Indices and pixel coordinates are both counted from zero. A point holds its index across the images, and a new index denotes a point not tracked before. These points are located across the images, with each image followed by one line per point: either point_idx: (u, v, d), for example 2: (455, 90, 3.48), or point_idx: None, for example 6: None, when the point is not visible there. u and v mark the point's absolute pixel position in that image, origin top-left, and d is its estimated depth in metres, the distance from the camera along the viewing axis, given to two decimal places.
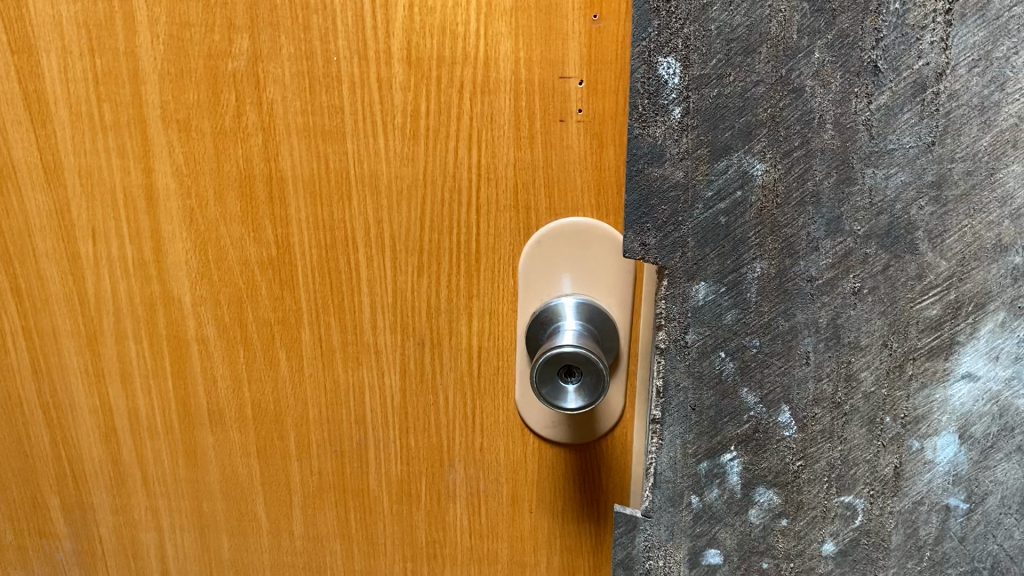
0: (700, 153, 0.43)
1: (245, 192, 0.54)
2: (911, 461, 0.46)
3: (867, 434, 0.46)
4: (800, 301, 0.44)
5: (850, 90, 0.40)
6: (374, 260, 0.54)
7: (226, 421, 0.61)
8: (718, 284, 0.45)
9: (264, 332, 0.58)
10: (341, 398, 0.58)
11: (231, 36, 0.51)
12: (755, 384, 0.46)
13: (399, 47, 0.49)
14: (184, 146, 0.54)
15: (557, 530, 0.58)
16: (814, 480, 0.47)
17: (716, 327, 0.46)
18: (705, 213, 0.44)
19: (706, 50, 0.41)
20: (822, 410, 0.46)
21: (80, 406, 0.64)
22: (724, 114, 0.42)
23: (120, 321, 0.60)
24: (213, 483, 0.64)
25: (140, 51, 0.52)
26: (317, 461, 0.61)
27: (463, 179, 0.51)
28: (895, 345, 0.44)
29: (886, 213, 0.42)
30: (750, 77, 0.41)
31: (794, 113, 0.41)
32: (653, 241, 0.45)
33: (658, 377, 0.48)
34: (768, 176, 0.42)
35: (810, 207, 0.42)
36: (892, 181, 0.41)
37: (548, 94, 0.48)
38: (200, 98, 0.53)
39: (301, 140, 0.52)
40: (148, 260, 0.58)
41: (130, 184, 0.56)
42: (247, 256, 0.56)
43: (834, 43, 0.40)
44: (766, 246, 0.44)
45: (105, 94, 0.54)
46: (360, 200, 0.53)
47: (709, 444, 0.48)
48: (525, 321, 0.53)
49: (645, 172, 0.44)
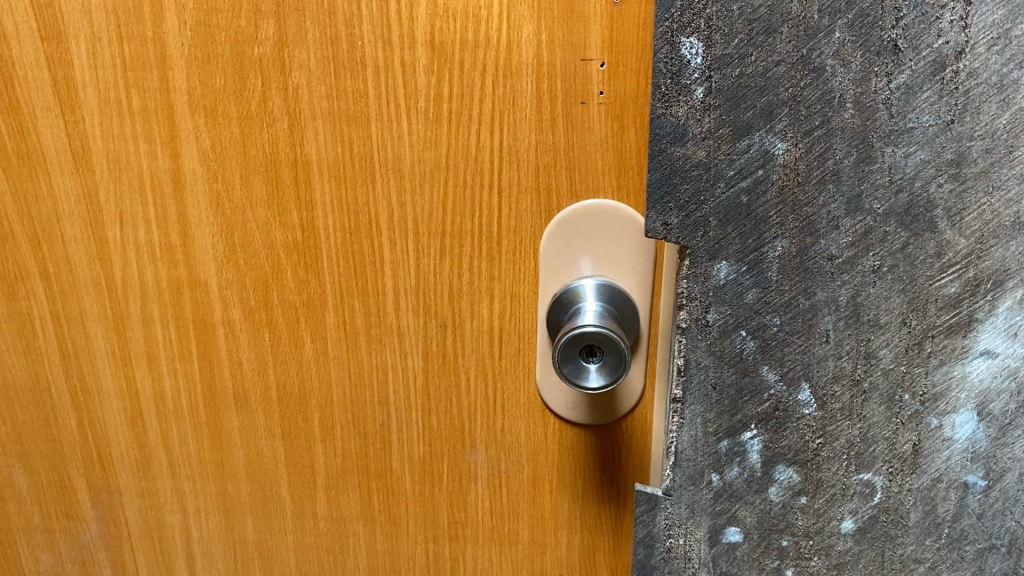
0: (722, 133, 0.43)
1: (271, 176, 0.55)
2: (930, 438, 0.47)
3: (886, 412, 0.47)
4: (820, 280, 0.45)
5: (870, 69, 0.41)
6: (397, 243, 0.55)
7: (251, 403, 0.62)
8: (739, 263, 0.45)
9: (288, 316, 0.59)
10: (364, 380, 0.59)
11: (257, 21, 0.51)
12: (776, 362, 0.47)
13: (423, 31, 0.49)
14: (211, 131, 0.55)
15: (578, 509, 0.59)
16: (833, 458, 0.48)
17: (737, 306, 0.46)
18: (727, 192, 0.44)
19: (728, 30, 0.41)
20: (841, 388, 0.47)
21: (107, 390, 0.65)
22: (745, 94, 0.42)
23: (147, 304, 0.61)
24: (238, 465, 0.64)
25: (167, 36, 0.53)
26: (340, 444, 0.61)
27: (486, 161, 0.52)
28: (914, 323, 0.45)
29: (906, 191, 0.43)
30: (772, 56, 0.41)
31: (814, 93, 0.42)
32: (675, 221, 0.45)
33: (679, 356, 0.49)
34: (790, 155, 0.43)
35: (830, 185, 0.43)
36: (911, 159, 0.42)
37: (570, 77, 0.49)
38: (226, 83, 0.54)
39: (327, 125, 0.53)
40: (174, 244, 0.59)
41: (157, 169, 0.57)
42: (273, 240, 0.57)
43: (855, 23, 0.40)
44: (786, 225, 0.44)
45: (133, 80, 0.55)
46: (384, 183, 0.54)
47: (729, 423, 0.49)
48: (545, 304, 0.54)
49: (667, 152, 0.44)
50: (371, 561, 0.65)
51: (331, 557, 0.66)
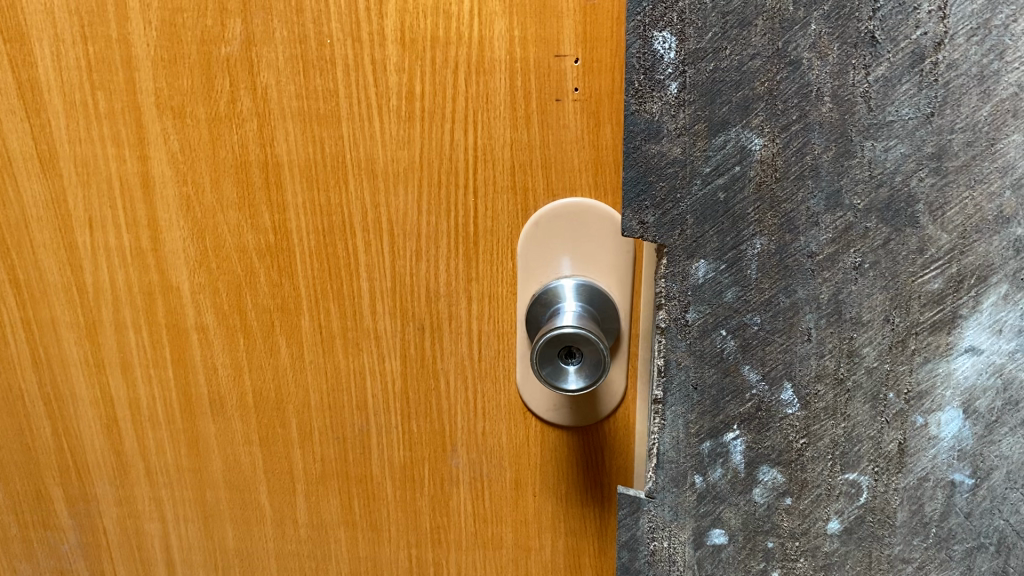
0: (697, 129, 0.42)
1: (242, 178, 0.54)
2: (915, 437, 0.46)
3: (871, 411, 0.46)
4: (801, 277, 0.44)
5: (847, 61, 0.40)
6: (372, 244, 0.54)
7: (227, 409, 0.61)
8: (718, 261, 0.44)
9: (263, 320, 0.58)
10: (342, 384, 0.58)
11: (224, 20, 0.50)
12: (757, 362, 0.46)
13: (392, 28, 0.49)
14: (180, 134, 0.54)
15: (562, 512, 0.58)
16: (817, 457, 0.47)
17: (717, 305, 0.45)
18: (704, 189, 0.43)
19: (701, 24, 0.40)
20: (824, 387, 0.46)
21: (81, 397, 0.64)
22: (720, 88, 0.41)
23: (119, 310, 0.60)
24: (216, 473, 0.64)
25: (133, 37, 0.52)
26: (319, 449, 0.61)
27: (460, 161, 0.51)
28: (897, 320, 0.44)
29: (886, 185, 0.42)
30: (747, 50, 0.40)
31: (791, 87, 0.41)
32: (651, 220, 0.45)
33: (659, 356, 0.48)
34: (767, 150, 0.42)
35: (809, 180, 0.42)
36: (891, 153, 0.41)
37: (544, 73, 0.48)
38: (194, 84, 0.53)
39: (297, 125, 0.52)
40: (145, 248, 0.58)
41: (126, 173, 0.56)
42: (245, 243, 0.56)
43: (831, 14, 0.39)
44: (765, 222, 0.43)
45: (99, 82, 0.54)
46: (357, 183, 0.53)
47: (712, 423, 0.48)
48: (525, 304, 0.53)
49: (642, 149, 0.43)
50: (352, 568, 0.64)
51: (314, 564, 0.65)
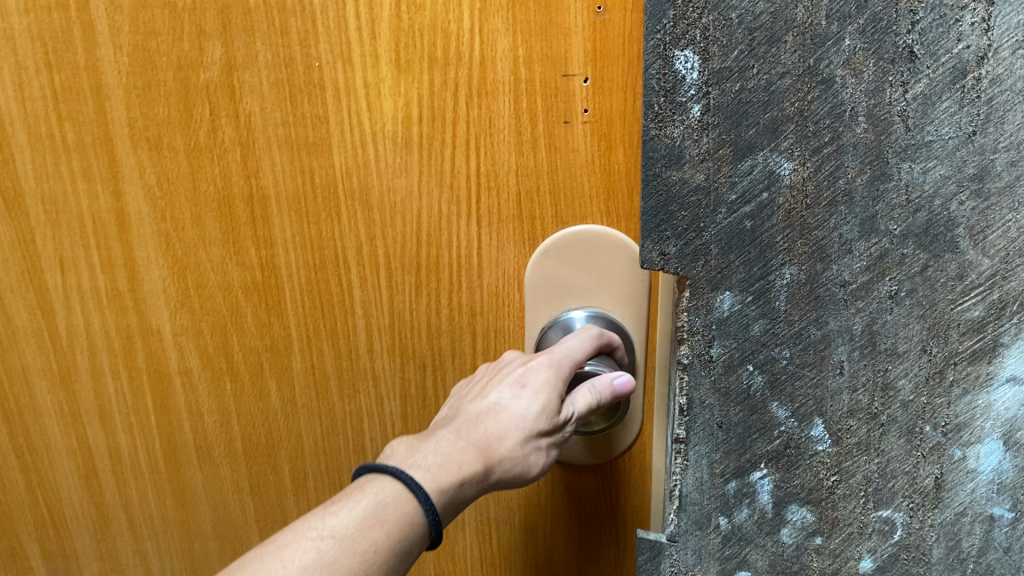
0: (721, 153, 0.39)
1: (224, 212, 0.55)
2: (953, 471, 0.43)
3: (906, 445, 0.43)
4: (833, 308, 0.41)
5: (884, 78, 0.37)
6: (368, 279, 0.54)
7: (215, 456, 0.62)
8: (744, 293, 0.41)
9: (252, 361, 0.59)
10: (338, 428, 0.59)
11: (202, 44, 0.51)
12: (786, 398, 0.43)
13: (386, 49, 0.48)
14: (156, 164, 0.55)
15: (575, 548, 0.57)
16: (849, 495, 0.44)
17: (743, 339, 0.42)
18: (729, 218, 0.40)
19: (726, 41, 0.37)
20: (858, 422, 0.43)
21: (56, 447, 0.65)
22: (747, 110, 0.38)
23: (96, 355, 0.61)
24: (204, 523, 0.65)
25: (103, 63, 0.52)
26: (314, 496, 0.62)
27: (463, 189, 0.50)
28: (934, 350, 0.41)
29: (924, 209, 0.39)
30: (775, 68, 0.37)
31: (823, 106, 0.38)
32: (673, 250, 0.41)
33: (681, 393, 0.45)
34: (797, 175, 0.39)
35: (842, 206, 0.39)
36: (930, 175, 0.38)
37: (552, 94, 0.47)
38: (170, 112, 0.53)
39: (283, 154, 0.52)
40: (122, 289, 0.59)
41: (99, 210, 0.57)
42: (230, 281, 0.57)
43: (866, 28, 0.36)
44: (795, 251, 0.40)
45: (65, 112, 0.54)
46: (351, 217, 0.53)
47: (737, 462, 0.45)
48: (534, 336, 0.52)
49: (663, 176, 0.40)
50: None
51: None
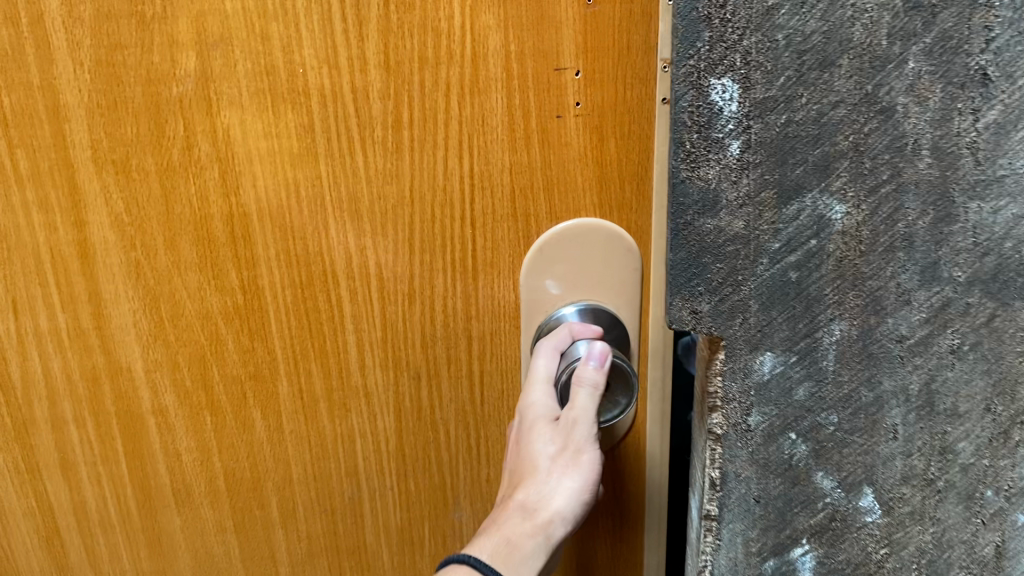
0: (764, 197, 0.34)
1: (201, 236, 0.50)
2: (1016, 537, 0.37)
3: (964, 512, 0.37)
4: (887, 367, 0.35)
5: (951, 105, 0.31)
6: (358, 292, 0.51)
7: (195, 497, 0.59)
8: (787, 353, 0.36)
9: (233, 391, 0.55)
10: (330, 452, 0.57)
11: (175, 55, 0.46)
12: (832, 466, 0.38)
13: (375, 51, 0.45)
14: (123, 190, 0.49)
15: (578, 549, 0.60)
16: (901, 569, 0.39)
17: (785, 405, 0.37)
18: (771, 269, 0.35)
19: (771, 67, 0.32)
20: (911, 490, 0.37)
21: (13, 509, 0.61)
22: (794, 145, 0.33)
23: (57, 404, 0.57)
24: (185, 569, 0.62)
25: (60, 82, 0.47)
26: (304, 526, 0.60)
27: (455, 189, 0.48)
28: (999, 408, 0.35)
29: (993, 253, 0.33)
30: (828, 97, 0.32)
31: (881, 139, 0.32)
32: (706, 308, 0.36)
33: (713, 467, 0.39)
34: (851, 219, 0.33)
35: (900, 252, 0.33)
36: (1001, 215, 0.32)
37: (544, 89, 0.46)
38: (139, 131, 0.48)
39: (267, 169, 0.48)
40: (87, 328, 0.54)
41: (59, 244, 0.51)
42: (208, 307, 0.52)
43: (934, 48, 0.31)
44: (846, 304, 0.35)
45: (18, 138, 0.49)
46: (339, 227, 0.50)
47: (776, 539, 0.39)
48: (529, 337, 0.51)
49: (694, 225, 0.35)
50: None
51: None
